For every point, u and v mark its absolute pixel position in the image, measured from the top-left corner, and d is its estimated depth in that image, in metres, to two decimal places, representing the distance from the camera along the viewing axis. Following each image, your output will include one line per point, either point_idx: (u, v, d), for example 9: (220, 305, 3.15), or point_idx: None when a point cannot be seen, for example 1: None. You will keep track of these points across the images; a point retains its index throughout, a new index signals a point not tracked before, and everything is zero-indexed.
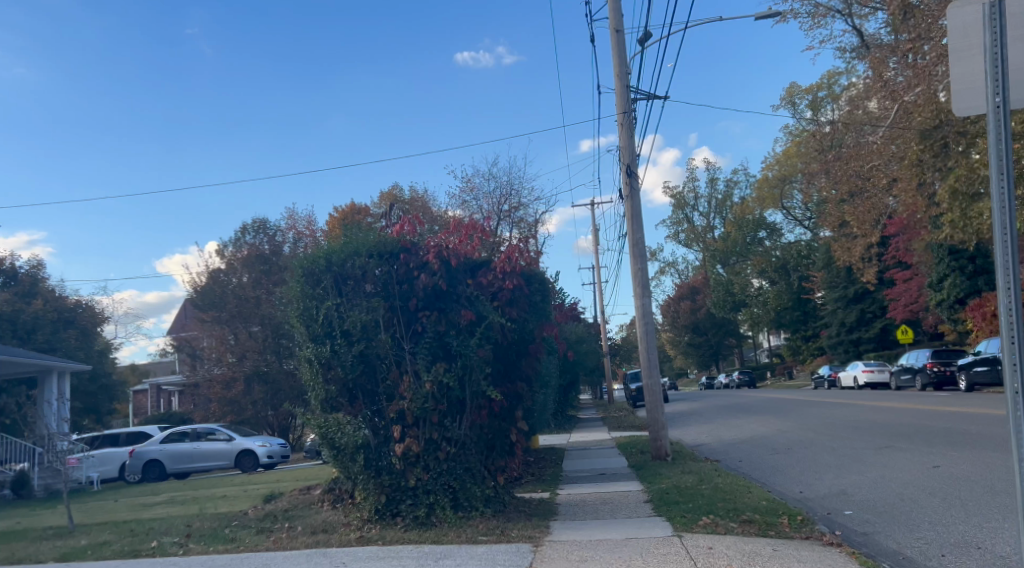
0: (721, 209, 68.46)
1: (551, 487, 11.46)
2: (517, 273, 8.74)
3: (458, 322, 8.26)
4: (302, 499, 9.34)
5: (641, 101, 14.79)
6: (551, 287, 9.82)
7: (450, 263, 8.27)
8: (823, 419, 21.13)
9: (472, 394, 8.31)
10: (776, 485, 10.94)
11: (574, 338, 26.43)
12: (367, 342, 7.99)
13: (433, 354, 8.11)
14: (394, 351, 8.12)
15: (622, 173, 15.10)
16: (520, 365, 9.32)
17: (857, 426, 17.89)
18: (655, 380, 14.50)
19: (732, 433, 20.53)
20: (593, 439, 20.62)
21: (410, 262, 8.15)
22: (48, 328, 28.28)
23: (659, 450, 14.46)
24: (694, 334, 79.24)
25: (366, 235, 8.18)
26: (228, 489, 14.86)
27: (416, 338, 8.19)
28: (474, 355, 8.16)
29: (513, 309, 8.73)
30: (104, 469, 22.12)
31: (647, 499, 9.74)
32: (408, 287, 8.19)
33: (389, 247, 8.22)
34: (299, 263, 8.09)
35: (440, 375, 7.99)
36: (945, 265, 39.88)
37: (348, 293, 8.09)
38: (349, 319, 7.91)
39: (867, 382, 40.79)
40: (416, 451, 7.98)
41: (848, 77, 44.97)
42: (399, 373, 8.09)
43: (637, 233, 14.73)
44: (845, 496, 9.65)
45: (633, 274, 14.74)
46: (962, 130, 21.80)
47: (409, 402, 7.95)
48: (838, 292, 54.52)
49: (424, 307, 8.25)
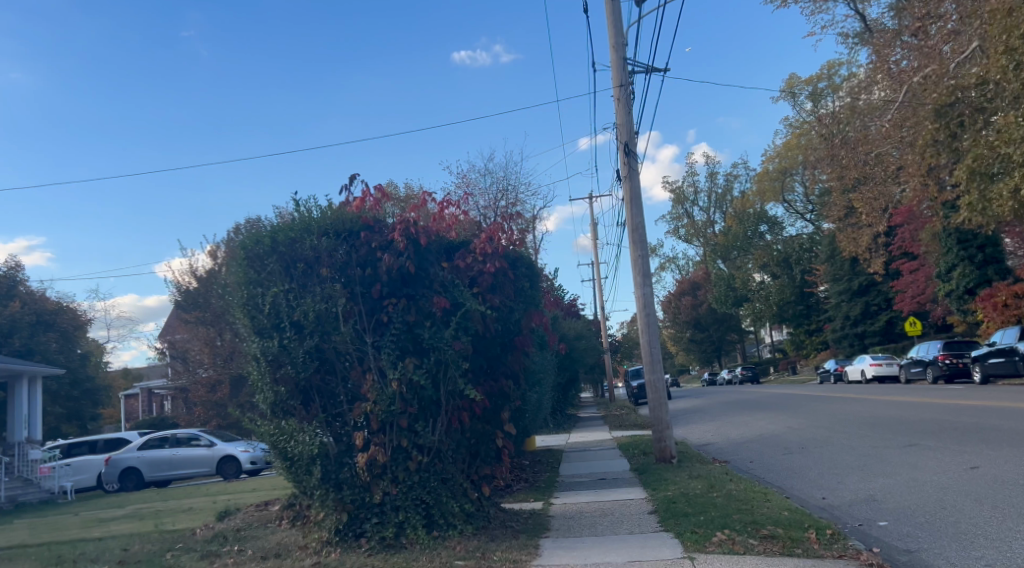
0: (721, 203, 67.37)
1: (544, 495, 10.35)
2: (499, 255, 7.67)
3: (429, 310, 7.13)
4: (259, 516, 8.21)
5: (640, 73, 13.66)
6: (540, 270, 8.70)
7: (419, 243, 7.15)
8: (835, 415, 19.99)
9: (448, 394, 7.22)
10: (795, 492, 9.78)
11: (573, 335, 25.27)
12: (321, 335, 6.84)
13: (401, 348, 6.97)
14: (356, 347, 6.97)
15: (619, 152, 13.97)
16: (505, 361, 8.18)
17: (874, 422, 16.78)
18: (658, 376, 13.39)
19: (739, 432, 19.39)
20: (593, 440, 19.48)
21: (372, 240, 6.99)
22: (26, 331, 27.16)
23: (664, 451, 13.30)
24: (696, 330, 78.06)
25: (321, 211, 7.00)
26: (200, 500, 13.74)
27: (381, 329, 7.03)
28: (449, 348, 7.04)
29: (496, 297, 7.65)
30: (80, 477, 20.95)
31: (651, 510, 8.59)
32: (371, 270, 7.03)
33: (346, 225, 7.04)
34: (240, 243, 6.90)
35: (410, 372, 6.84)
36: (954, 255, 38.67)
37: (299, 279, 6.90)
38: (301, 309, 6.75)
39: (875, 376, 39.61)
40: (382, 461, 6.85)
41: (850, 69, 44.08)
42: (362, 371, 6.95)
43: (637, 217, 13.59)
44: (876, 503, 8.51)
45: (634, 262, 13.61)
46: (978, 107, 20.72)
47: (372, 405, 6.81)
48: (842, 285, 53.50)
49: (390, 294, 7.10)
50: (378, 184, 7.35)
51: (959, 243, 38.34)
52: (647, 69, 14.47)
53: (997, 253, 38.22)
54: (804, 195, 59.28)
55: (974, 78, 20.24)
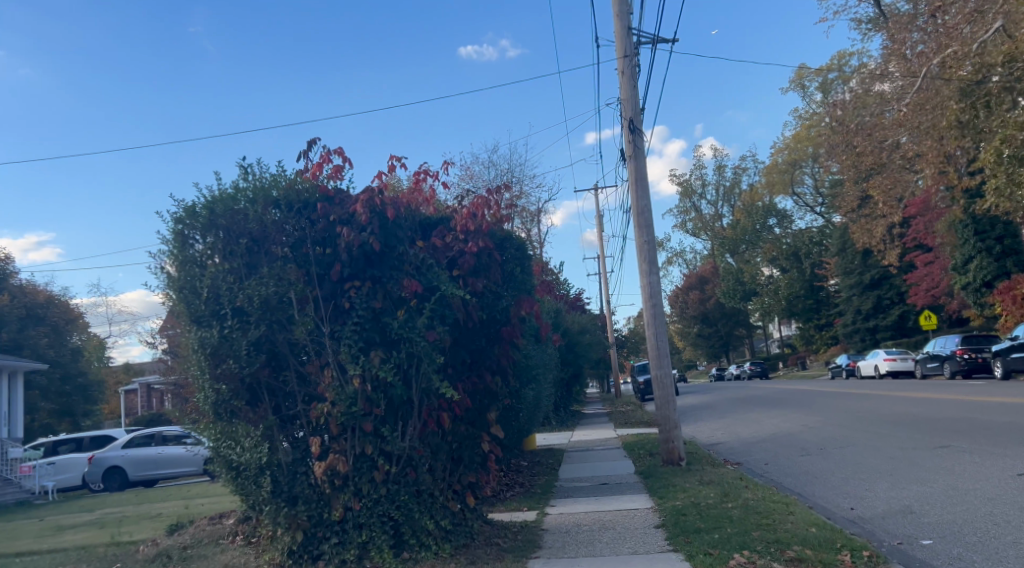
0: (729, 196, 66.15)
1: (538, 503, 9.36)
2: (482, 234, 6.78)
3: (400, 296, 6.15)
4: (211, 530, 7.23)
5: (645, 42, 12.59)
6: (531, 252, 7.76)
7: (387, 217, 6.13)
8: (853, 413, 18.91)
9: (422, 393, 6.26)
10: (819, 501, 8.73)
11: (576, 329, 24.18)
12: (270, 325, 5.84)
13: (366, 339, 5.97)
14: (313, 339, 5.95)
15: (624, 130, 12.90)
16: (490, 355, 7.17)
17: (895, 421, 15.74)
18: (665, 371, 12.37)
19: (751, 430, 18.36)
20: (597, 438, 18.46)
21: (331, 212, 5.97)
22: (14, 325, 26.26)
23: (672, 453, 12.28)
24: (703, 325, 76.94)
25: (270, 178, 5.97)
26: (174, 505, 12.71)
27: (341, 318, 6.02)
28: (423, 339, 6.06)
29: (479, 281, 6.75)
30: (63, 477, 20.03)
31: (658, 524, 7.55)
32: (330, 248, 6.03)
33: (301, 195, 6.02)
34: (173, 216, 5.84)
35: (374, 367, 5.84)
36: (971, 246, 37.32)
37: (244, 258, 5.87)
38: (245, 293, 5.70)
39: (889, 371, 38.46)
40: (343, 471, 5.84)
41: (862, 59, 42.84)
42: (319, 366, 5.92)
43: (642, 199, 12.54)
44: (915, 516, 7.49)
45: (640, 248, 12.58)
46: (1009, 85, 19.45)
47: (330, 406, 5.80)
48: (853, 278, 52.24)
49: (352, 277, 6.08)
50: (340, 149, 6.33)
51: (976, 234, 37.13)
52: (654, 40, 13.42)
53: (1015, 244, 37.01)
54: (814, 187, 57.99)
55: (1001, 56, 18.99)
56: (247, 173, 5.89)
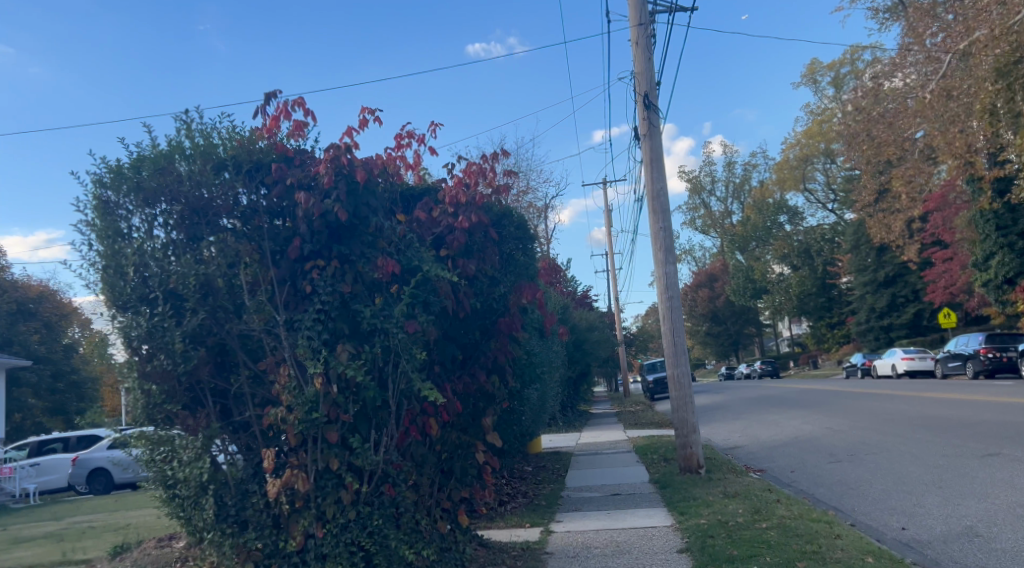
0: (739, 193, 64.83)
1: (540, 518, 8.29)
2: (476, 208, 5.77)
3: (374, 279, 5.07)
4: (159, 555, 6.15)
5: (662, 8, 11.43)
6: (533, 231, 6.71)
7: (357, 181, 5.02)
8: (878, 414, 17.79)
9: (401, 395, 5.23)
10: (865, 520, 7.64)
11: (583, 326, 23.06)
12: (214, 314, 4.79)
13: (332, 330, 4.90)
14: (267, 330, 4.86)
15: (638, 106, 11.79)
16: (484, 351, 6.08)
17: (928, 424, 14.65)
18: (682, 369, 11.30)
19: (770, 433, 17.32)
20: (607, 441, 17.34)
21: (287, 174, 4.85)
22: (3, 320, 25.24)
23: (690, 460, 11.19)
24: (713, 323, 75.68)
25: (215, 133, 4.91)
26: (148, 514, 11.58)
27: (301, 303, 4.93)
28: (401, 332, 5.02)
29: (471, 263, 5.72)
30: (48, 479, 19.13)
31: (681, 548, 6.51)
32: (289, 220, 4.96)
33: (253, 155, 4.93)
34: (96, 179, 4.77)
35: (341, 364, 4.75)
36: (992, 242, 35.87)
37: (184, 231, 4.81)
38: (181, 271, 4.66)
39: (907, 370, 37.20)
40: (302, 492, 4.77)
41: (876, 52, 41.63)
42: (274, 361, 4.84)
43: (657, 182, 11.45)
44: (984, 541, 6.41)
45: (655, 235, 11.48)
46: None
47: (286, 411, 4.72)
48: (867, 276, 50.98)
49: (315, 255, 4.98)
50: (303, 101, 5.24)
51: (998, 229, 35.58)
52: (670, 10, 12.30)
53: None
54: (826, 183, 56.80)
55: None
56: (187, 128, 4.81)
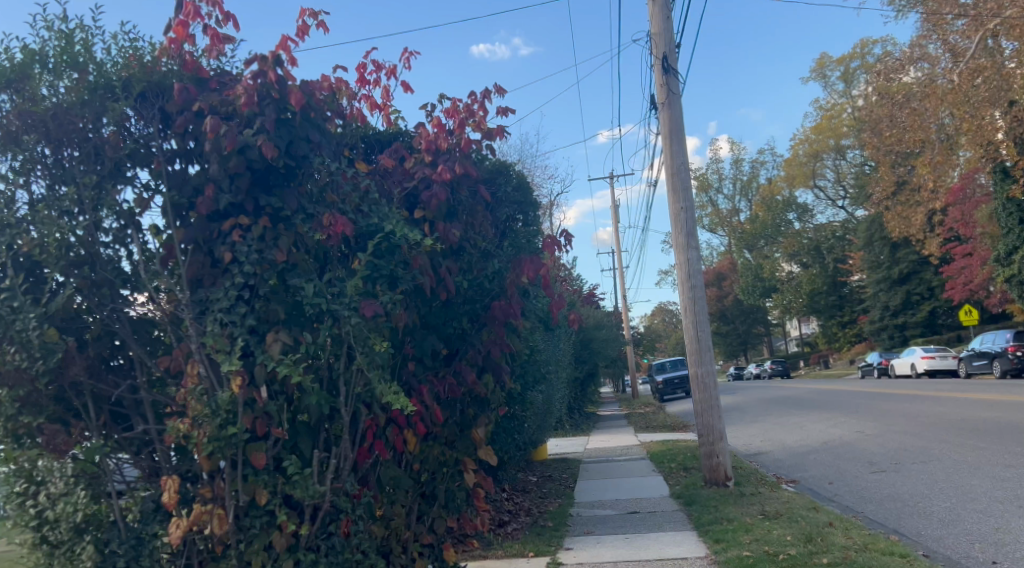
0: (746, 190, 63.32)
1: (544, 543, 6.96)
2: (460, 158, 4.45)
3: (319, 246, 3.76)
4: None
5: None
6: (534, 197, 5.38)
7: (294, 109, 3.69)
8: (912, 417, 16.36)
9: (358, 402, 3.89)
10: (939, 550, 6.29)
11: (590, 324, 21.61)
12: (96, 292, 3.54)
13: (261, 314, 3.57)
14: (168, 315, 3.54)
15: (654, 71, 10.41)
16: (473, 342, 4.73)
17: (974, 428, 13.26)
18: (705, 368, 9.93)
19: (796, 438, 15.91)
20: (617, 446, 15.96)
21: (196, 100, 3.54)
22: None
23: (716, 471, 9.83)
24: (721, 322, 74.14)
25: (97, 43, 3.59)
26: None
27: (219, 277, 3.61)
28: (355, 315, 3.66)
29: (454, 228, 4.37)
30: None
31: None
32: (202, 163, 3.67)
33: (150, 76, 3.62)
34: None
35: (270, 360, 3.41)
36: (1015, 236, 34.13)
37: (51, 177, 3.48)
38: (41, 234, 3.35)
39: (927, 370, 35.66)
40: (218, 535, 3.47)
41: (890, 43, 40.15)
42: (181, 356, 3.51)
43: (677, 155, 10.11)
44: None
45: (674, 216, 10.15)
46: None
47: (190, 424, 3.36)
48: (882, 273, 49.31)
49: (234, 210, 3.66)
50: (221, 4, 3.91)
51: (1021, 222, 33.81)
52: None
53: None
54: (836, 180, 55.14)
55: None
56: (54, 31, 3.47)
